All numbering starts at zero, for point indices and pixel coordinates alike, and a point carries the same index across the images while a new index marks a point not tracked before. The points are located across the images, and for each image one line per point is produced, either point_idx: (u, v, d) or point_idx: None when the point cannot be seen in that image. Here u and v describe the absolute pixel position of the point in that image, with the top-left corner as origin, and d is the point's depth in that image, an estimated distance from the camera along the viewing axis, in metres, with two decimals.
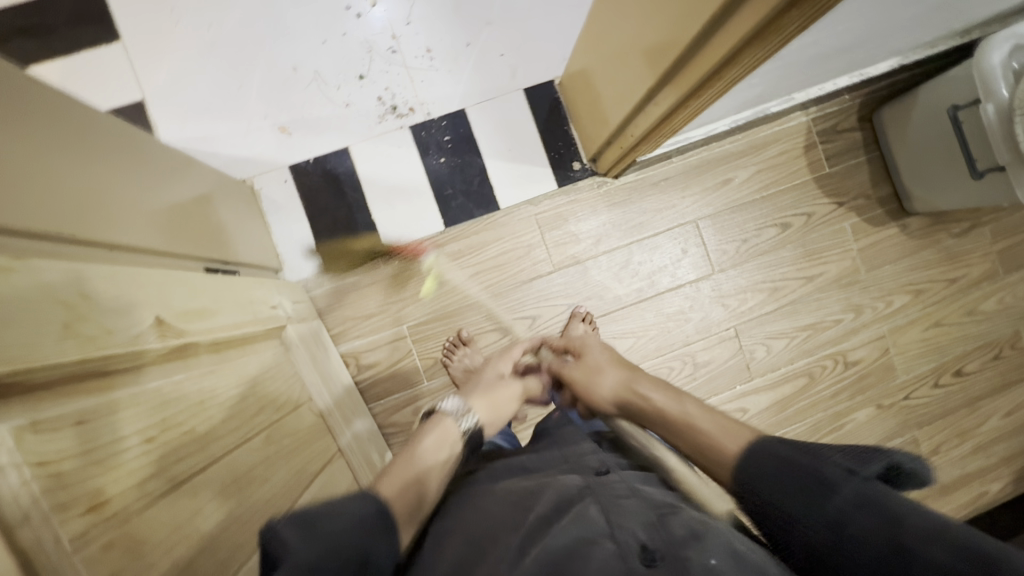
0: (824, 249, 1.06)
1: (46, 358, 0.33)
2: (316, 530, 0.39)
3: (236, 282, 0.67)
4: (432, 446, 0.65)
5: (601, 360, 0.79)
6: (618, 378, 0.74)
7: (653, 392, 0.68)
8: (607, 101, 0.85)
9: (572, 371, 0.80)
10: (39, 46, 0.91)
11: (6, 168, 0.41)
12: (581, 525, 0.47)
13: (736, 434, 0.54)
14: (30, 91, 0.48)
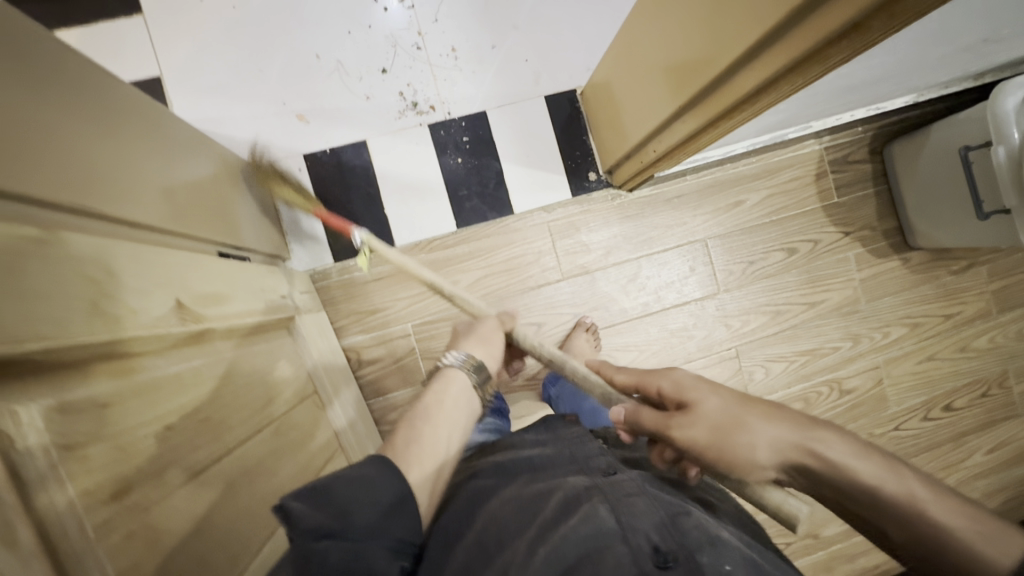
0: (827, 276, 1.08)
1: (78, 338, 0.33)
2: (331, 501, 0.40)
3: (249, 269, 0.65)
4: (440, 401, 0.55)
5: (729, 404, 0.48)
6: (778, 437, 0.47)
7: (834, 447, 0.45)
8: (630, 115, 0.85)
9: (692, 432, 0.48)
10: (57, 13, 0.89)
11: (37, 136, 0.40)
12: (594, 525, 0.46)
13: (999, 542, 0.39)
14: (64, 56, 0.47)
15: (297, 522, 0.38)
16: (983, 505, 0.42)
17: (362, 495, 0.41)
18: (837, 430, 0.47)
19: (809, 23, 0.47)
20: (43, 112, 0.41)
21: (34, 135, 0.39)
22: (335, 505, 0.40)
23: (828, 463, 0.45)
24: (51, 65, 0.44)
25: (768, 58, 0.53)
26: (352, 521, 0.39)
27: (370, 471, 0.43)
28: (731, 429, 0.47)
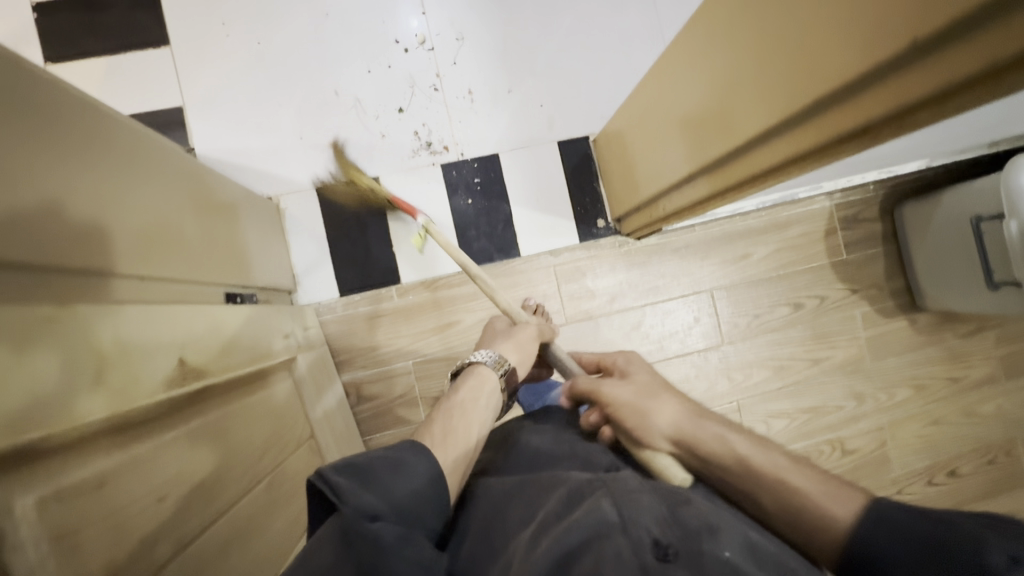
0: (832, 334, 1.07)
1: (77, 419, 0.34)
2: (370, 479, 0.43)
3: (254, 312, 0.66)
4: (471, 404, 0.61)
5: (650, 382, 0.64)
6: (676, 412, 0.59)
7: (719, 427, 0.57)
8: (641, 169, 0.86)
9: (620, 390, 0.63)
10: (87, 42, 0.91)
11: (53, 200, 0.41)
12: (594, 517, 0.47)
13: (842, 497, 0.48)
14: (88, 115, 0.49)
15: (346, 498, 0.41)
16: (847, 484, 0.50)
17: (405, 480, 0.45)
18: (723, 421, 0.58)
19: (823, 118, 0.48)
20: (63, 176, 0.43)
21: (50, 201, 0.41)
22: (380, 488, 0.43)
23: (721, 442, 0.56)
24: (74, 126, 0.46)
25: (781, 141, 0.54)
26: (404, 504, 0.43)
27: (406, 456, 0.47)
28: (651, 395, 0.62)
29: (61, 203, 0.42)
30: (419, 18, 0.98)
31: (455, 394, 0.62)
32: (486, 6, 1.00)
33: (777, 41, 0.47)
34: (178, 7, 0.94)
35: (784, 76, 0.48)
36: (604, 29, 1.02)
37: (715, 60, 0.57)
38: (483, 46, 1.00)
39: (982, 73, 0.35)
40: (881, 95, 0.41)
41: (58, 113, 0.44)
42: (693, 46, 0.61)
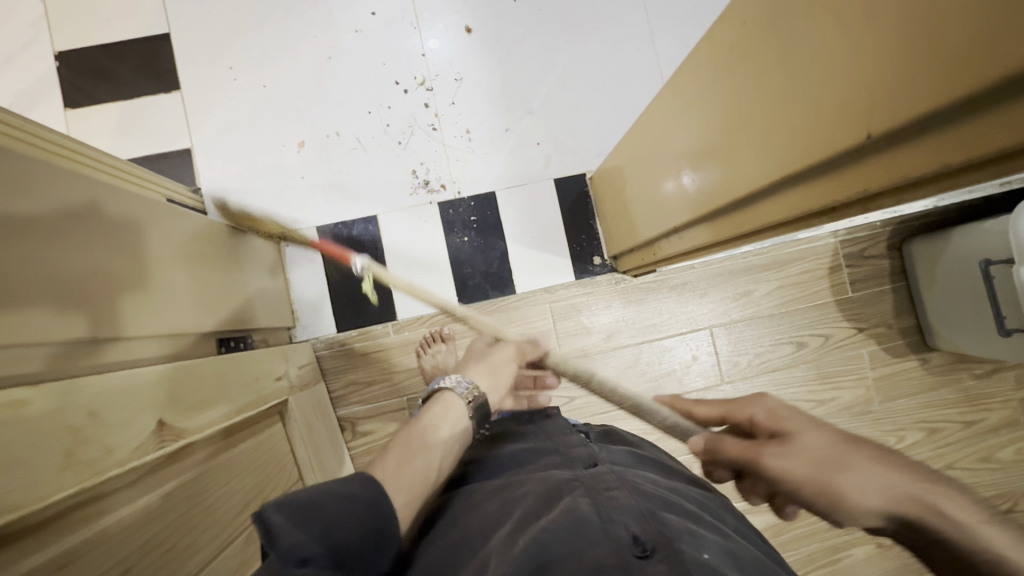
0: (837, 373, 1.04)
1: (45, 497, 0.35)
2: (311, 516, 0.39)
3: (245, 358, 0.68)
4: (432, 421, 0.58)
5: (826, 443, 0.47)
6: (882, 480, 0.44)
7: (944, 503, 0.42)
8: (635, 211, 0.85)
9: (790, 459, 0.47)
10: (105, 87, 0.96)
11: (48, 275, 0.44)
12: (573, 515, 0.44)
13: None
14: (92, 188, 0.52)
15: (277, 542, 0.37)
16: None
17: (348, 510, 0.41)
18: (955, 496, 0.43)
19: (804, 187, 0.46)
20: (59, 250, 0.46)
21: (43, 276, 0.44)
22: (318, 524, 0.39)
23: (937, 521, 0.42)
24: (52, 193, 0.47)
25: (766, 204, 0.53)
26: (345, 539, 0.39)
27: (354, 489, 0.43)
28: (845, 462, 0.46)
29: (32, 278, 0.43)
30: (419, 59, 1.01)
31: (419, 420, 0.59)
32: (484, 46, 1.02)
33: (760, 109, 0.46)
34: (189, 53, 0.98)
35: (766, 144, 0.47)
36: (601, 68, 1.04)
37: (707, 113, 0.56)
38: (481, 85, 1.01)
39: (961, 167, 0.33)
40: (858, 173, 0.40)
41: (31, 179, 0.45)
42: (688, 97, 0.60)
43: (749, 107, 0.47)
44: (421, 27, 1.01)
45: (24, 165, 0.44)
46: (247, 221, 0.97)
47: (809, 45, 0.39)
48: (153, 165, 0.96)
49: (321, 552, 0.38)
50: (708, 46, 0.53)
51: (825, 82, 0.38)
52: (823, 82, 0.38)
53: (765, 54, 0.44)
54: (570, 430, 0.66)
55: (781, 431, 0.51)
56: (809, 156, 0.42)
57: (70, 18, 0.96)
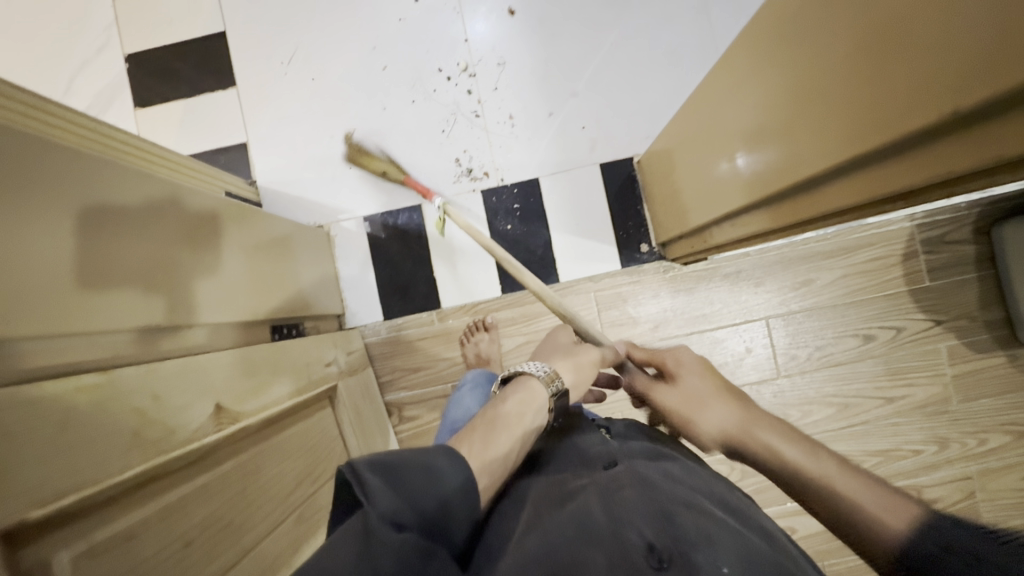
0: (909, 369, 0.96)
1: (113, 475, 0.38)
2: (402, 479, 0.37)
3: (297, 345, 0.71)
4: (515, 410, 0.53)
5: (700, 390, 0.62)
6: (726, 415, 0.58)
7: (714, 417, 0.59)
8: (685, 197, 0.81)
9: (667, 394, 0.65)
10: (168, 86, 1.02)
11: (128, 269, 0.47)
12: (582, 521, 0.43)
13: (897, 506, 0.44)
14: (165, 186, 0.54)
15: (372, 501, 0.34)
16: (897, 490, 0.46)
17: (436, 487, 0.38)
18: (779, 430, 0.54)
19: (879, 167, 0.42)
20: (138, 243, 0.49)
21: (123, 270, 0.47)
22: (408, 489, 0.36)
23: (759, 451, 0.53)
24: (133, 192, 0.50)
25: (832, 187, 0.48)
26: (428, 513, 0.36)
27: (439, 459, 0.40)
28: (692, 407, 0.62)
29: (116, 274, 0.46)
30: (462, 45, 1.00)
31: (502, 405, 0.53)
32: (529, 29, 0.99)
33: (831, 82, 0.42)
34: (244, 49, 1.02)
35: (836, 120, 0.42)
36: (650, 45, 0.99)
37: (767, 89, 0.51)
38: (523, 69, 0.99)
39: None
40: (945, 149, 0.35)
41: (112, 179, 0.47)
42: (744, 74, 0.56)
43: (818, 81, 0.43)
44: (463, 12, 1.00)
45: (105, 166, 0.47)
46: (299, 212, 1.01)
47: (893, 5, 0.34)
48: (213, 160, 1.01)
49: (411, 521, 0.35)
50: (769, 14, 0.49)
51: (911, 45, 0.33)
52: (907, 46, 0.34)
53: (837, 19, 0.39)
54: (587, 423, 0.62)
55: (672, 373, 0.66)
56: (886, 132, 0.37)
57: (137, 21, 1.02)
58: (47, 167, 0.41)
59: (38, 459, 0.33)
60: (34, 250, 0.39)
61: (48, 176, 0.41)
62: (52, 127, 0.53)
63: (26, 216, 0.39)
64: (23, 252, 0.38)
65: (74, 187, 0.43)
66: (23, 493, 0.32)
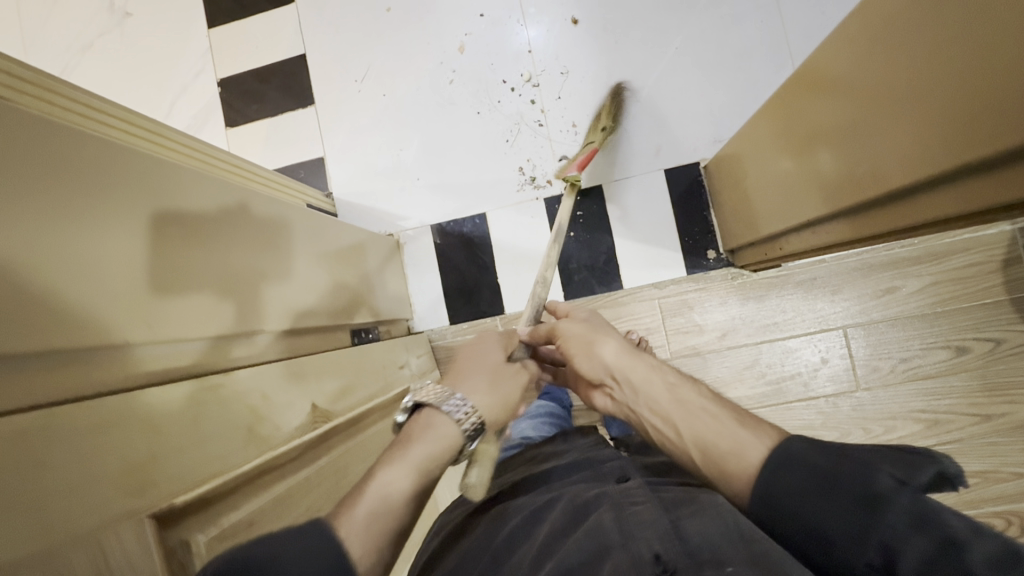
0: (1012, 384, 0.89)
1: (235, 467, 0.42)
2: None
3: (374, 349, 0.75)
4: (423, 447, 0.46)
5: (599, 323, 0.62)
6: (622, 348, 0.57)
7: (610, 349, 0.57)
8: (757, 203, 0.79)
9: (570, 321, 0.63)
10: (255, 106, 1.10)
11: (221, 278, 0.50)
12: (593, 531, 0.46)
13: (762, 433, 0.46)
14: (251, 198, 0.59)
15: None
16: (766, 421, 0.48)
17: None
18: (672, 372, 0.55)
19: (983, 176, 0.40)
20: (230, 253, 0.52)
21: (218, 278, 0.50)
22: None
23: (650, 382, 0.54)
24: (224, 203, 0.54)
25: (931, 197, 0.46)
26: None
27: None
28: (594, 336, 0.59)
29: (216, 278, 0.50)
30: (525, 56, 1.02)
31: (409, 444, 0.47)
32: (592, 38, 1.00)
33: (925, 88, 0.40)
34: (321, 68, 1.09)
35: (931, 127, 0.41)
36: (718, 47, 0.97)
37: (853, 93, 0.50)
38: (587, 78, 1.00)
39: None
40: None
41: (201, 184, 0.51)
42: (827, 78, 0.54)
43: (911, 85, 0.41)
44: (526, 24, 1.02)
45: (195, 177, 0.51)
46: (370, 221, 1.06)
47: (1002, 11, 0.33)
48: (294, 173, 1.09)
49: None
50: (859, 17, 0.47)
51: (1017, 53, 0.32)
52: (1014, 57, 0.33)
53: (934, 21, 0.38)
54: (602, 445, 0.66)
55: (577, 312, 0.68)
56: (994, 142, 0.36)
57: (228, 48, 1.11)
58: (147, 181, 0.45)
59: (179, 450, 0.38)
60: (149, 259, 0.43)
61: (152, 188, 0.45)
62: (136, 137, 0.56)
63: (140, 227, 0.43)
64: (133, 263, 0.41)
65: (170, 201, 0.47)
66: (166, 483, 0.36)
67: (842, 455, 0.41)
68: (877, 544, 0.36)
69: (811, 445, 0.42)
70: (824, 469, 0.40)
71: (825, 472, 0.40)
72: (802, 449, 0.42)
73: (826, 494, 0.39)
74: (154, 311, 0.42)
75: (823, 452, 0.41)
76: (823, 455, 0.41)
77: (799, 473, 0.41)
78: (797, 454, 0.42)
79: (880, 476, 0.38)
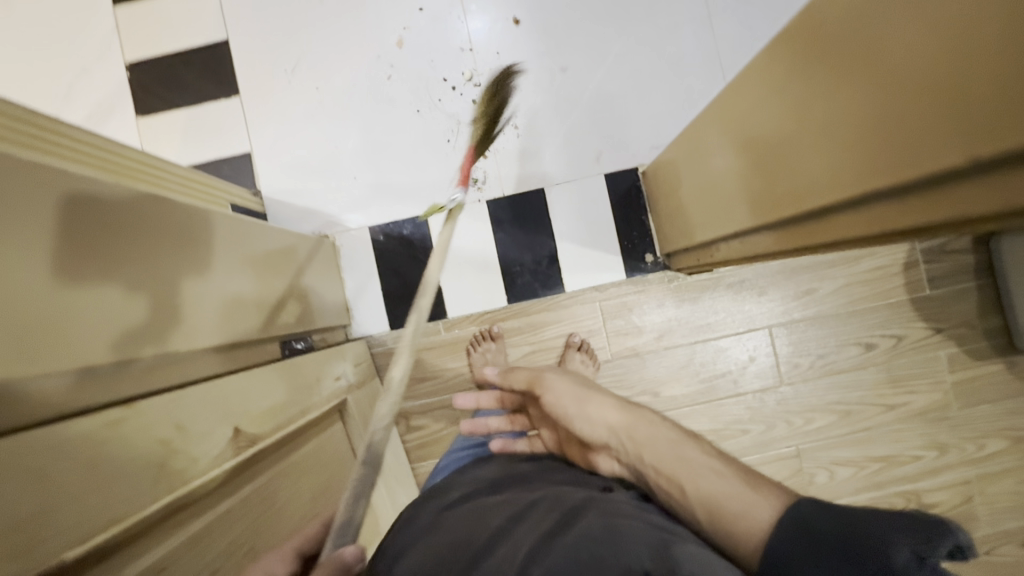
0: (911, 377, 0.98)
1: (143, 507, 0.39)
2: None
3: (307, 361, 0.71)
4: None
5: (588, 390, 0.65)
6: (614, 407, 0.61)
7: (604, 409, 0.60)
8: (691, 212, 0.82)
9: (561, 384, 0.66)
10: (170, 95, 1.01)
11: (144, 294, 0.47)
12: (584, 537, 0.45)
13: (768, 494, 0.47)
14: (176, 204, 0.54)
15: None
16: (777, 484, 0.49)
17: None
18: (665, 428, 0.58)
19: (897, 203, 0.42)
20: (152, 267, 0.48)
21: (140, 294, 0.46)
22: None
23: (647, 440, 0.56)
24: (146, 212, 0.49)
25: (869, 213, 0.46)
26: None
27: None
28: (585, 398, 0.63)
29: (126, 290, 0.45)
30: (466, 55, 0.99)
31: None
32: (533, 39, 0.99)
33: (857, 109, 0.41)
34: (245, 57, 1.01)
35: (871, 142, 0.40)
36: (655, 56, 0.99)
37: (784, 107, 0.51)
38: (528, 79, 0.99)
39: None
40: (963, 192, 0.36)
41: (97, 180, 0.44)
42: (755, 95, 0.56)
43: (854, 101, 0.41)
44: (468, 22, 1.00)
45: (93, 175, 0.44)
46: (304, 222, 1.00)
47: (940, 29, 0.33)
48: (217, 169, 1.01)
49: None
50: (784, 43, 0.49)
51: (960, 76, 0.32)
52: (948, 95, 0.33)
53: (871, 38, 0.38)
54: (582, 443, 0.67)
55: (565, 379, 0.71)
56: (925, 168, 0.37)
57: (138, 29, 1.01)
58: (24, 180, 0.38)
59: (72, 499, 0.34)
60: (54, 280, 0.38)
61: (32, 189, 0.38)
62: (23, 134, 0.50)
63: (42, 244, 0.38)
64: (41, 284, 0.37)
65: (86, 213, 0.42)
66: (55, 536, 0.32)
67: (844, 516, 0.41)
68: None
69: (818, 506, 0.43)
70: (825, 531, 0.40)
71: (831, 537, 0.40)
72: (806, 511, 0.43)
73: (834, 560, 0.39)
74: (62, 336, 0.38)
75: (823, 511, 0.42)
76: (826, 518, 0.41)
77: (805, 540, 0.41)
78: (804, 517, 0.42)
79: (898, 550, 0.37)
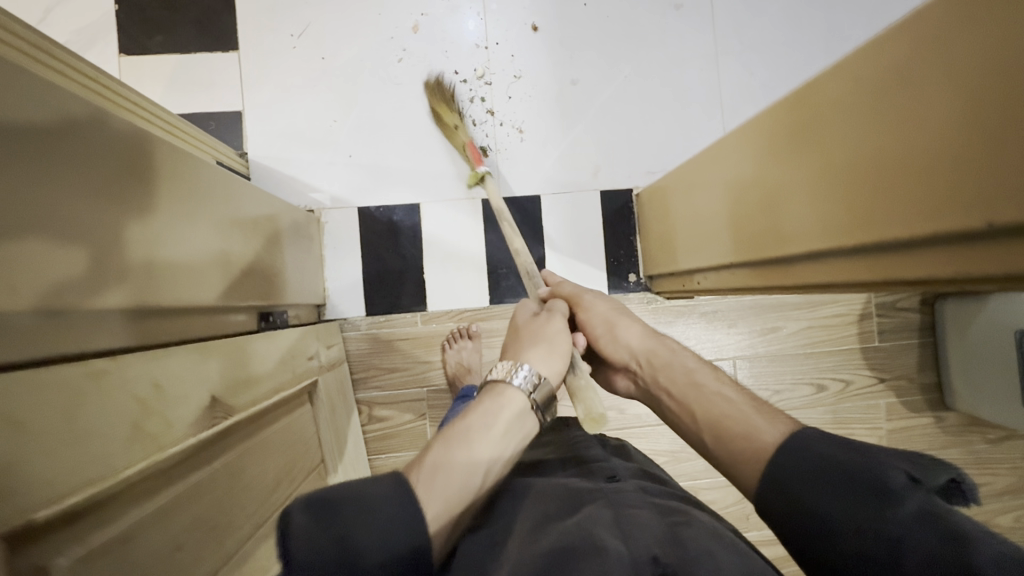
0: (853, 420, 1.04)
1: (118, 468, 0.35)
2: None
3: (283, 336, 0.68)
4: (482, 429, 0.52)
5: (620, 307, 0.71)
6: (645, 335, 0.65)
7: (634, 335, 0.65)
8: (679, 241, 0.85)
9: (599, 300, 0.71)
10: (159, 38, 0.94)
11: (109, 240, 0.42)
12: (591, 517, 0.48)
13: (779, 421, 0.50)
14: (159, 150, 0.50)
15: None
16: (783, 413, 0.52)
17: None
18: (696, 362, 0.61)
19: (901, 254, 0.46)
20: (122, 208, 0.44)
21: (104, 239, 0.42)
22: None
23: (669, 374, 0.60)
24: (124, 148, 0.45)
25: (869, 258, 0.50)
26: None
27: None
28: (617, 317, 0.68)
29: (89, 228, 0.40)
30: (480, 51, 0.99)
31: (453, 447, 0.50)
32: (548, 48, 1.01)
33: (872, 163, 0.44)
34: (248, 13, 0.96)
35: (883, 200, 0.44)
36: (661, 85, 1.03)
37: (794, 156, 0.54)
38: (538, 86, 1.00)
39: None
40: (977, 252, 0.39)
41: (76, 101, 0.40)
42: (763, 139, 0.59)
43: (871, 154, 0.44)
44: (486, 20, 0.99)
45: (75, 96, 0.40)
46: (288, 193, 0.96)
47: (960, 113, 0.36)
48: (202, 123, 0.95)
49: None
50: (802, 93, 0.52)
51: (976, 156, 0.36)
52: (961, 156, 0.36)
53: (895, 109, 0.41)
54: (591, 443, 0.69)
55: None
56: (934, 225, 0.40)
57: None
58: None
59: (44, 450, 0.31)
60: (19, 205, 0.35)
61: (7, 116, 0.35)
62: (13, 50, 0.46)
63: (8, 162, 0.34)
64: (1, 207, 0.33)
65: (55, 134, 0.38)
66: (26, 491, 0.29)
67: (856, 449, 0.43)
68: (879, 537, 0.37)
69: (827, 438, 0.45)
70: (828, 456, 0.43)
71: (829, 458, 0.42)
72: (809, 438, 0.45)
73: (834, 485, 0.41)
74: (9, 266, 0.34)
75: (829, 441, 0.44)
76: (833, 446, 0.43)
77: (809, 462, 0.43)
78: (809, 443, 0.45)
79: (896, 474, 0.40)
